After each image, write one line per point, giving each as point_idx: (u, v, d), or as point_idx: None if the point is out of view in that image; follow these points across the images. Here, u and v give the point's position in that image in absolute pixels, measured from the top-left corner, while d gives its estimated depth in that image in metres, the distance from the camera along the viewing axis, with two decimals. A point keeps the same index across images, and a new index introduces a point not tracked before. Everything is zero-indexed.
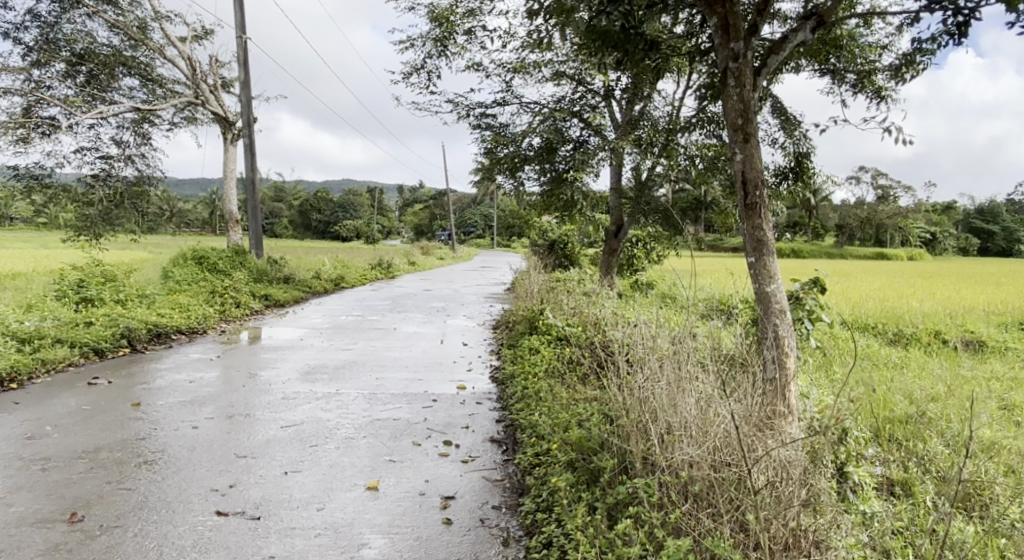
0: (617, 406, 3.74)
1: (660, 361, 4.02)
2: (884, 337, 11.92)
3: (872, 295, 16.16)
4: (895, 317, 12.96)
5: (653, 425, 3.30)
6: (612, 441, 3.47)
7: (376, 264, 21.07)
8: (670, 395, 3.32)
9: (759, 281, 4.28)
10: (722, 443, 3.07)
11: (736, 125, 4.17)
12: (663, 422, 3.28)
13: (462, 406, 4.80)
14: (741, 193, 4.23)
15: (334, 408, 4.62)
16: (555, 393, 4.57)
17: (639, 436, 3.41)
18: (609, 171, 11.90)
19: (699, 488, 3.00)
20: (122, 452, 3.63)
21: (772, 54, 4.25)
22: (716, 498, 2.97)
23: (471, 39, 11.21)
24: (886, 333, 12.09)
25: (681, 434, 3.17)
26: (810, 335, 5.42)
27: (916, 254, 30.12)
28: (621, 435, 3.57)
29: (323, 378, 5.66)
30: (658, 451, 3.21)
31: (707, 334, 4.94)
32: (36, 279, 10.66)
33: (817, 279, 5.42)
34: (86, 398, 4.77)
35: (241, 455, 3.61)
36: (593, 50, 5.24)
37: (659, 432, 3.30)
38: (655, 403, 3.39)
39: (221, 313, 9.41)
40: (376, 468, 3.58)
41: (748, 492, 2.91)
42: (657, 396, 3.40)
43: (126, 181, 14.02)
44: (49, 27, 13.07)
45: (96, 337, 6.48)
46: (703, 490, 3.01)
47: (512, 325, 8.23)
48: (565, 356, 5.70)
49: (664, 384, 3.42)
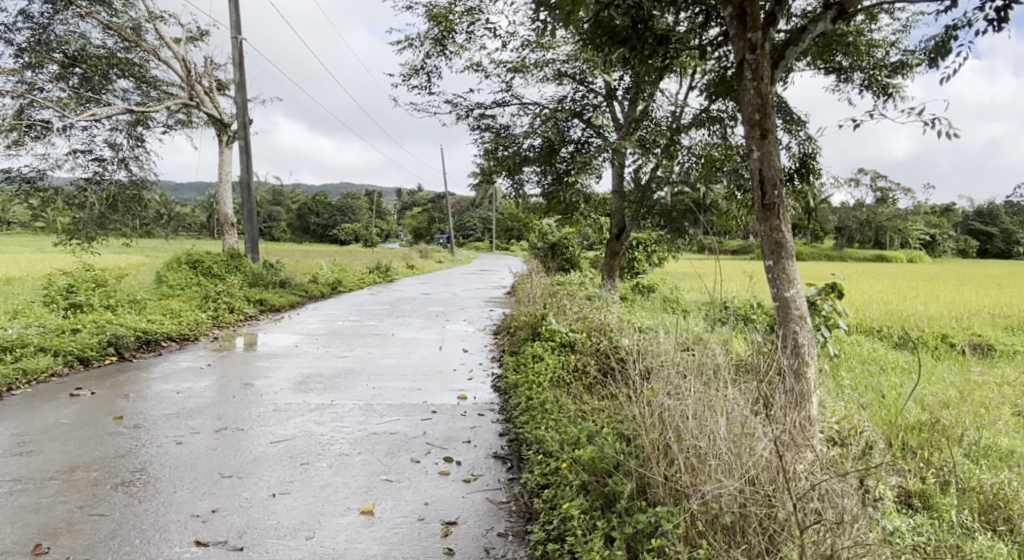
0: (632, 422, 3.50)
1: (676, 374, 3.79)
2: (890, 341, 11.70)
3: (876, 298, 15.93)
4: (901, 320, 12.74)
5: (676, 447, 3.06)
6: (629, 463, 3.22)
7: (374, 268, 20.82)
8: (692, 413, 3.10)
9: (778, 287, 4.04)
10: (755, 468, 2.85)
11: (753, 122, 3.95)
12: (688, 443, 3.04)
13: (463, 418, 4.56)
14: (758, 193, 4.00)
15: (328, 421, 4.38)
16: (562, 405, 4.33)
17: (660, 457, 3.17)
18: (612, 173, 11.67)
19: (730, 520, 2.77)
20: (99, 472, 3.39)
21: (790, 46, 4.02)
22: (750, 529, 2.75)
23: (471, 38, 11.00)
24: (891, 336, 11.86)
25: (708, 457, 2.94)
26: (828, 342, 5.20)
27: (917, 256, 29.94)
28: (638, 455, 3.33)
29: (317, 387, 5.41)
30: (683, 476, 2.97)
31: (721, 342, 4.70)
32: (25, 284, 10.41)
33: (835, 283, 5.22)
34: (66, 411, 4.52)
35: (226, 476, 3.37)
36: (600, 46, 5.02)
37: (683, 453, 3.06)
38: (677, 423, 3.17)
39: (214, 318, 9.17)
40: (371, 489, 3.34)
41: (786, 525, 2.70)
42: (678, 415, 3.18)
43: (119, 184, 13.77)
44: (41, 28, 12.89)
45: (82, 345, 6.23)
46: (735, 520, 2.79)
47: (513, 331, 7.98)
48: (571, 364, 5.49)
49: (684, 401, 3.20)
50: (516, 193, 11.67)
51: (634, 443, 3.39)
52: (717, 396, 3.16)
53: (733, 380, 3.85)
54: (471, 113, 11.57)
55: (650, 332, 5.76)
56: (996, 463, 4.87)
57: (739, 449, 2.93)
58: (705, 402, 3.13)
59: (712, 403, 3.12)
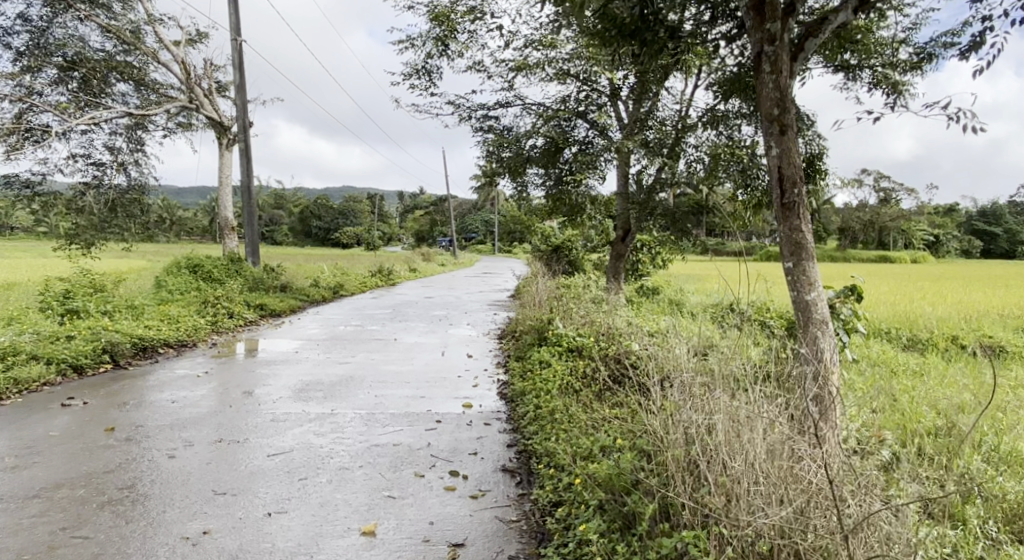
0: (649, 436, 3.32)
1: (695, 384, 3.61)
2: (899, 342, 11.50)
3: (884, 300, 15.75)
4: (909, 321, 12.55)
5: (705, 465, 2.89)
6: (649, 481, 3.05)
7: (377, 271, 20.66)
8: (717, 430, 2.93)
9: (798, 290, 3.86)
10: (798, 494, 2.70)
11: (770, 117, 3.77)
12: (718, 462, 2.87)
13: (468, 428, 4.37)
14: (777, 191, 3.82)
15: (328, 432, 4.20)
16: (572, 414, 4.16)
17: (685, 476, 2.99)
18: (616, 173, 11.49)
19: (767, 549, 2.62)
20: (85, 489, 3.22)
21: (810, 38, 3.84)
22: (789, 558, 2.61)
23: (472, 37, 10.85)
24: (900, 338, 11.67)
25: (742, 479, 2.77)
26: (846, 347, 5.02)
27: (920, 257, 29.74)
28: (657, 471, 3.15)
29: (317, 396, 5.23)
30: (712, 497, 2.80)
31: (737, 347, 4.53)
32: (22, 290, 10.25)
33: (854, 286, 5.04)
34: (56, 422, 4.34)
35: (219, 493, 3.19)
36: (607, 41, 4.84)
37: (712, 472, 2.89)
38: (701, 439, 3.00)
39: (213, 323, 9.01)
40: (373, 506, 3.16)
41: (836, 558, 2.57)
42: (702, 431, 3.01)
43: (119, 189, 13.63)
44: (39, 32, 12.80)
45: (76, 352, 6.06)
46: (773, 548, 2.64)
47: (519, 335, 7.81)
48: (581, 372, 5.31)
49: (707, 415, 3.04)
50: (519, 195, 11.50)
51: (653, 459, 3.22)
52: (742, 410, 2.99)
53: (754, 390, 3.67)
54: (473, 114, 11.40)
55: (663, 340, 5.58)
56: (1018, 470, 4.66)
57: (769, 468, 2.76)
58: (732, 417, 2.96)
59: (737, 418, 2.95)
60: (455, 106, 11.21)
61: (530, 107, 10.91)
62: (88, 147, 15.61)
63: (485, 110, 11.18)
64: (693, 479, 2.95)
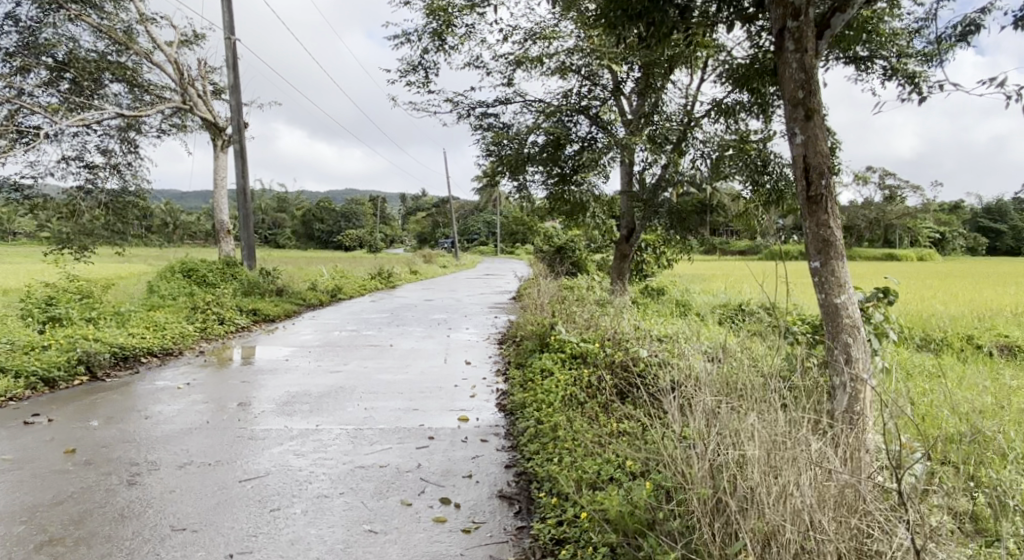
0: (669, 466, 2.96)
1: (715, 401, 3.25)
2: (912, 342, 11.09)
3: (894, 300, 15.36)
4: (921, 321, 12.13)
5: (741, 516, 2.56)
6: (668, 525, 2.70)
7: (377, 274, 20.31)
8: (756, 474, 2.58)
9: (826, 292, 3.49)
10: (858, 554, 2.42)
11: (790, 101, 3.42)
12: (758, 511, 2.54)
13: (464, 445, 4.00)
14: (802, 183, 3.45)
15: (310, 451, 3.83)
16: (577, 432, 3.81)
17: (716, 523, 2.65)
18: (620, 171, 11.11)
19: None
20: (27, 526, 2.88)
21: (838, 13, 3.46)
22: None
23: (470, 31, 10.50)
24: (913, 338, 11.25)
25: (791, 536, 2.45)
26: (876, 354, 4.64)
27: (926, 254, 29.31)
28: (676, 511, 2.79)
29: (301, 410, 4.86)
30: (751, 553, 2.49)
31: (758, 357, 4.16)
32: (6, 297, 9.91)
33: (885, 289, 4.65)
34: (14, 443, 4.01)
35: (177, 530, 2.85)
36: (613, 23, 4.50)
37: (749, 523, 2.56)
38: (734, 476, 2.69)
39: (202, 330, 8.66)
40: (351, 544, 2.80)
41: None
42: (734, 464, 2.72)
43: (110, 192, 13.34)
44: (29, 31, 12.33)
45: (47, 365, 5.73)
46: None
47: (520, 341, 7.43)
48: (588, 386, 4.96)
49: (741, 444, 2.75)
50: (521, 194, 11.14)
51: (676, 492, 2.90)
52: (781, 440, 2.70)
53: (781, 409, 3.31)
54: (472, 112, 11.06)
55: (677, 350, 5.21)
56: None
57: (817, 508, 2.48)
58: (771, 449, 2.67)
59: (779, 448, 2.66)
60: (453, 103, 10.86)
61: (530, 103, 10.56)
62: (80, 149, 15.30)
63: (484, 108, 10.82)
64: (723, 518, 2.63)
